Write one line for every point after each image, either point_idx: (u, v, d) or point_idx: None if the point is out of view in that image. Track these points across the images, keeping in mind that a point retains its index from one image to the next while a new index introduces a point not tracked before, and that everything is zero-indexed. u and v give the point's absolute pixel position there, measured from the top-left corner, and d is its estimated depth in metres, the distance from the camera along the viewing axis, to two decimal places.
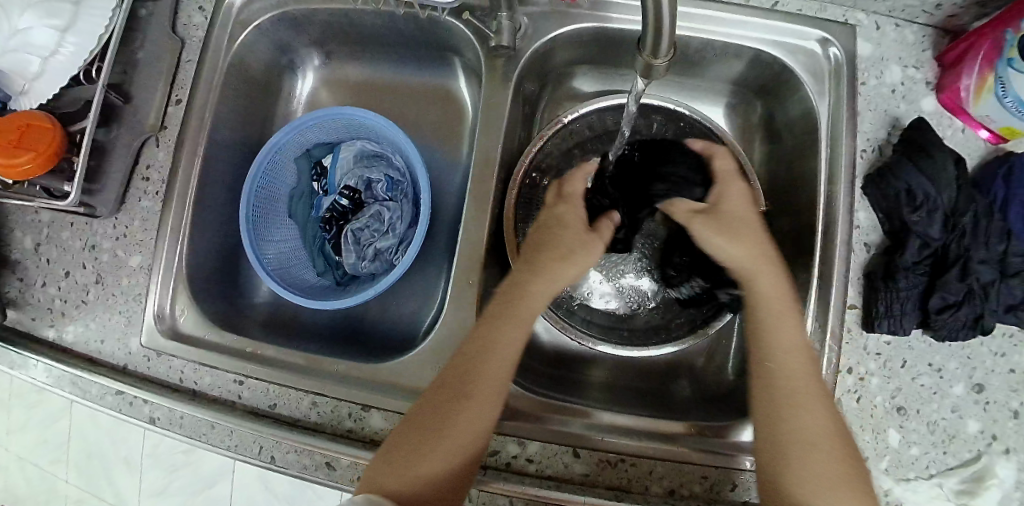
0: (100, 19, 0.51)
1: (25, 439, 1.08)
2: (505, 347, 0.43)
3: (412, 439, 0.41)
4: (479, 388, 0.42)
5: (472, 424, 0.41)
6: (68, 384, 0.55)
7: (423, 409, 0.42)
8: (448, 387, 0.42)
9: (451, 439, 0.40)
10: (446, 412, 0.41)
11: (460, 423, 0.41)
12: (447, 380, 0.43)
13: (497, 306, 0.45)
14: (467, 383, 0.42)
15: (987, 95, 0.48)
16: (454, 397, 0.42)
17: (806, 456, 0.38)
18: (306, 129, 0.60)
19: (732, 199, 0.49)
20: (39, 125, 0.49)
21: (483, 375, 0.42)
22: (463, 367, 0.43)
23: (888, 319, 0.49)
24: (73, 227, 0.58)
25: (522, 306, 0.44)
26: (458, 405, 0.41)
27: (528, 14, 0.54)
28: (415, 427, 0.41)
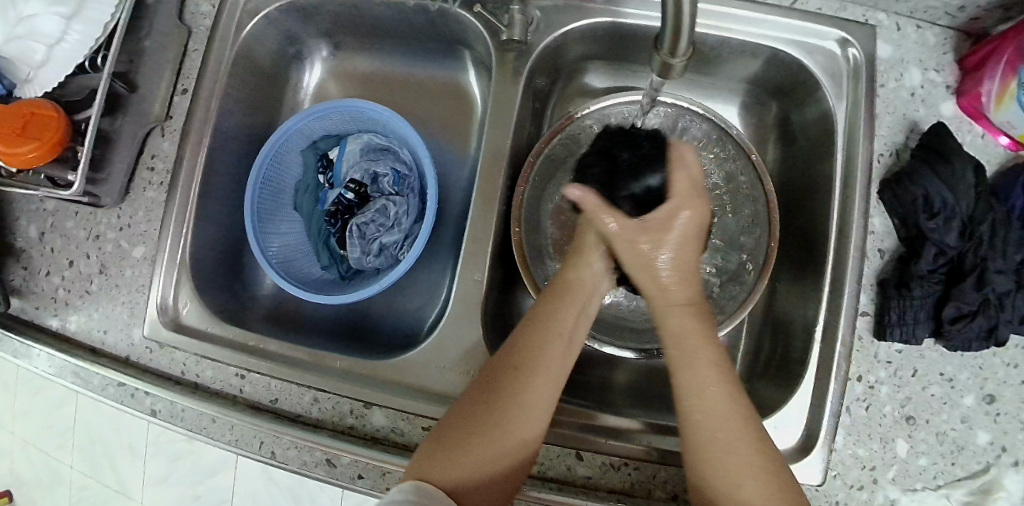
0: (105, 7, 0.50)
1: (31, 424, 1.09)
2: (561, 336, 0.42)
3: (459, 433, 0.38)
4: (534, 382, 0.39)
5: (524, 421, 0.39)
6: (71, 375, 0.54)
7: (470, 401, 0.40)
8: (498, 380, 0.40)
9: (502, 435, 0.38)
10: (495, 405, 0.39)
11: (514, 419, 0.38)
12: (498, 371, 0.40)
13: (549, 297, 0.44)
14: (521, 375, 0.39)
15: (1009, 102, 0.47)
16: (506, 388, 0.39)
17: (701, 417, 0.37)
18: (314, 121, 0.59)
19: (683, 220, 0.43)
20: (44, 113, 0.48)
21: (540, 368, 0.40)
22: (516, 357, 0.40)
23: (900, 327, 0.48)
24: (78, 216, 0.58)
25: (574, 292, 0.44)
26: (515, 401, 0.39)
27: (540, 7, 0.53)
28: (464, 421, 0.38)
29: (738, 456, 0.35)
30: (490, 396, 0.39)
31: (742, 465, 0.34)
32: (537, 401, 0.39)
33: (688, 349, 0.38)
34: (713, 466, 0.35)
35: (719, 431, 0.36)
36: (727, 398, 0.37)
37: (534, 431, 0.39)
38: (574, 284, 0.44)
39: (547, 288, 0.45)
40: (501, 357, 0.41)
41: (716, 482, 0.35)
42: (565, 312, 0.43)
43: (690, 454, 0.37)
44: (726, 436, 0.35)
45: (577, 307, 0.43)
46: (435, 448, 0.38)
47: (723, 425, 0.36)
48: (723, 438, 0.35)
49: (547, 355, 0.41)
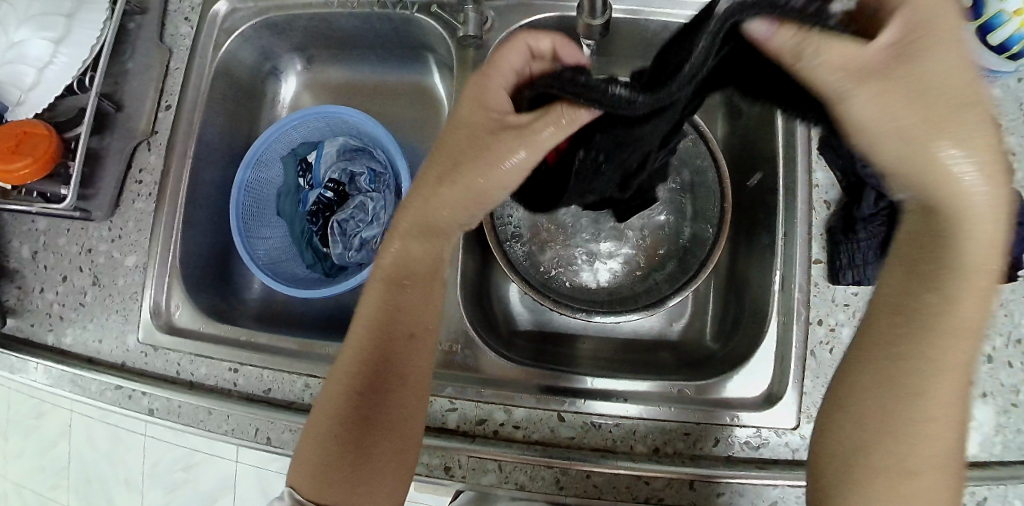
0: (92, 32, 0.54)
1: (26, 466, 1.09)
2: (413, 335, 0.45)
3: (349, 454, 0.42)
4: (400, 388, 0.43)
5: (399, 426, 0.43)
6: (68, 383, 0.56)
7: (339, 429, 0.42)
8: (368, 398, 0.43)
9: (388, 440, 0.43)
10: (369, 425, 0.43)
11: (389, 426, 0.43)
12: (367, 387, 0.43)
13: (392, 295, 0.45)
14: (388, 386, 0.43)
15: None
16: (374, 408, 0.43)
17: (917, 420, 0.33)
18: (290, 129, 0.62)
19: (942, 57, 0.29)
20: (36, 132, 0.52)
21: (404, 373, 0.44)
22: (377, 377, 0.43)
23: (851, 268, 0.51)
24: (70, 233, 0.61)
25: (422, 271, 0.45)
26: (384, 411, 0.43)
27: (494, 8, 0.57)
28: (344, 450, 0.42)
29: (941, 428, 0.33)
30: (364, 412, 0.43)
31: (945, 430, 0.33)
32: (404, 407, 0.44)
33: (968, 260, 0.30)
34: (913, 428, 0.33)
35: (942, 387, 0.32)
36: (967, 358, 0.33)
37: (409, 433, 0.44)
38: (421, 257, 0.45)
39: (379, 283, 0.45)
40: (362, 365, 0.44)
41: (923, 443, 0.33)
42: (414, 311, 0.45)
43: (883, 402, 0.34)
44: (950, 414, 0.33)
45: (423, 294, 0.45)
46: (330, 475, 0.42)
47: (941, 407, 0.33)
48: (942, 406, 0.33)
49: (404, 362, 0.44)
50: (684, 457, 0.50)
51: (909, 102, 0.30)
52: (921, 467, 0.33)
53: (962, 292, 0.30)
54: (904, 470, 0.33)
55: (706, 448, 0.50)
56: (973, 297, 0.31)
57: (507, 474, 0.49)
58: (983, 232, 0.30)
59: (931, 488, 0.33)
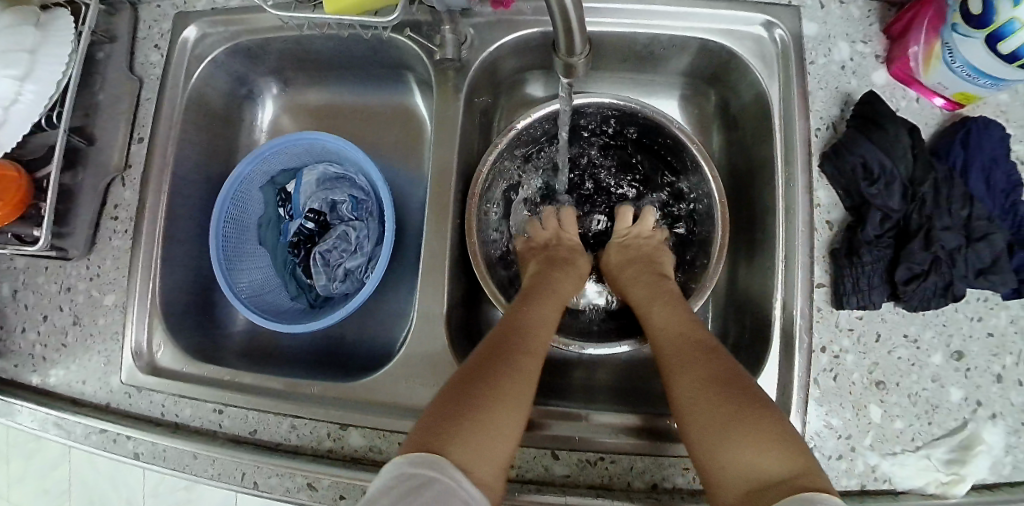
0: (58, 66, 0.52)
1: (27, 491, 1.08)
2: (537, 324, 0.47)
3: (471, 400, 0.37)
4: (525, 361, 0.42)
5: (517, 391, 0.40)
6: (53, 427, 0.55)
7: (455, 389, 0.39)
8: (490, 364, 0.41)
9: (511, 397, 0.39)
10: (489, 383, 0.39)
11: (512, 385, 0.40)
12: (492, 350, 0.43)
13: (529, 298, 0.50)
14: (511, 349, 0.43)
15: (936, 63, 0.49)
16: (499, 369, 0.40)
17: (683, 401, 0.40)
18: (268, 158, 0.60)
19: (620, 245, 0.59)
20: (4, 174, 0.50)
21: (529, 347, 0.44)
22: (504, 343, 0.44)
23: (855, 295, 0.49)
24: (49, 271, 0.59)
25: (552, 293, 0.52)
26: (508, 366, 0.41)
27: (474, 25, 0.55)
28: (458, 401, 0.37)
29: (693, 375, 0.41)
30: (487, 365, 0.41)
31: (698, 381, 0.40)
32: (527, 381, 0.41)
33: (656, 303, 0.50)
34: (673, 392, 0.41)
35: (672, 357, 0.44)
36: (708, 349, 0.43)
37: (523, 407, 0.39)
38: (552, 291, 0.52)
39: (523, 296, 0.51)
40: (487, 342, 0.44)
41: (680, 396, 0.40)
42: (536, 312, 0.48)
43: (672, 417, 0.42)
44: (703, 371, 0.41)
45: (552, 307, 0.50)
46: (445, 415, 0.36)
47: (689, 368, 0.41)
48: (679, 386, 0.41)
49: (530, 339, 0.45)
50: (684, 492, 0.48)
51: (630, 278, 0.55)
52: (699, 417, 0.38)
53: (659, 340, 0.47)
54: (706, 432, 0.37)
55: None
56: (655, 312, 0.49)
57: None
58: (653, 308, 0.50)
59: (703, 430, 0.37)
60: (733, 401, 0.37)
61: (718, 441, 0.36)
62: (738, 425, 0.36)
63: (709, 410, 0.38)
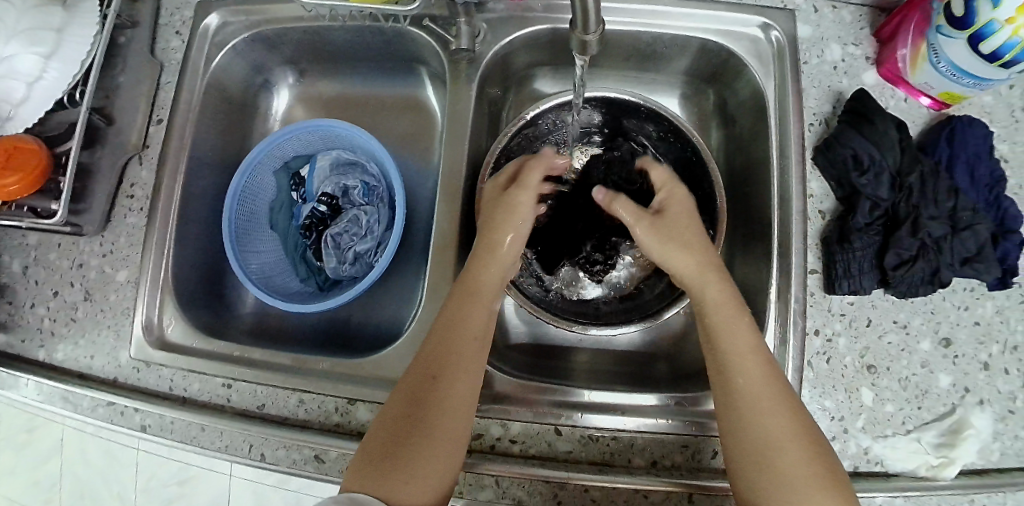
0: (82, 47, 0.54)
1: (19, 482, 1.07)
2: (466, 333, 0.46)
3: (392, 437, 0.41)
4: (447, 381, 0.43)
5: (445, 420, 0.42)
6: (60, 400, 0.55)
7: (386, 428, 0.42)
8: (413, 395, 0.43)
9: (435, 424, 0.41)
10: (418, 420, 0.41)
11: (436, 412, 0.42)
12: (418, 376, 0.44)
13: (451, 301, 0.48)
14: (436, 372, 0.44)
15: (922, 64, 0.51)
16: (420, 404, 0.42)
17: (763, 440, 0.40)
18: (283, 143, 0.62)
19: (673, 203, 0.54)
20: (26, 147, 0.52)
21: (451, 364, 0.44)
22: (429, 365, 0.44)
23: (847, 280, 0.51)
24: (61, 248, 0.60)
25: (481, 289, 0.49)
26: (433, 392, 0.43)
27: (486, 20, 0.57)
28: (386, 443, 0.41)
29: (780, 418, 0.41)
30: (414, 395, 0.43)
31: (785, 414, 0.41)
32: (456, 398, 0.43)
33: (707, 283, 0.48)
34: (751, 422, 0.41)
35: (754, 389, 0.42)
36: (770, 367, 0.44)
37: (451, 428, 0.42)
38: (482, 286, 0.49)
39: (450, 297, 0.48)
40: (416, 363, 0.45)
41: (764, 436, 0.40)
42: (468, 317, 0.47)
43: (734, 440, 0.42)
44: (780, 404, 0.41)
45: (479, 304, 0.48)
46: (372, 457, 0.40)
47: (761, 383, 0.42)
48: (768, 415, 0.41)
49: (455, 352, 0.45)
50: (683, 470, 0.49)
51: (681, 236, 0.51)
52: (786, 464, 0.39)
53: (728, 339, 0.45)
54: (781, 479, 0.38)
55: (703, 461, 0.49)
56: (734, 322, 0.46)
57: (503, 490, 0.48)
58: (713, 301, 0.47)
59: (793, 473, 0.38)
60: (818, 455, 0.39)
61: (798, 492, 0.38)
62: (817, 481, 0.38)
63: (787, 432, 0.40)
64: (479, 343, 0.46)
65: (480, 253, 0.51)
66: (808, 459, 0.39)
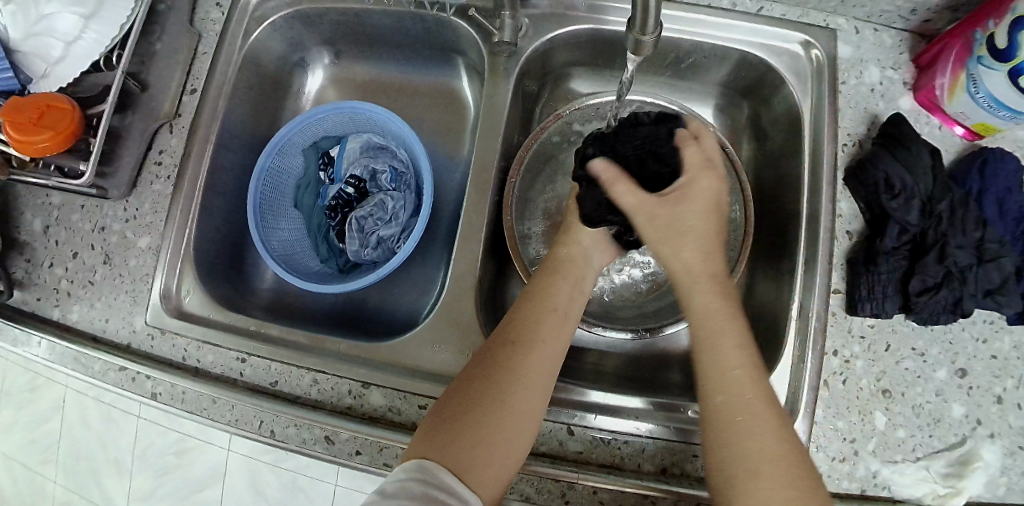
0: (123, 10, 0.54)
1: (15, 440, 1.07)
2: (547, 315, 0.46)
3: (464, 409, 0.40)
4: (531, 355, 0.43)
5: (521, 402, 0.41)
6: (72, 361, 0.55)
7: (458, 397, 0.41)
8: (490, 364, 0.43)
9: (512, 405, 0.41)
10: (492, 396, 0.41)
11: (513, 392, 0.41)
12: (497, 350, 0.44)
13: (536, 283, 0.49)
14: (518, 350, 0.43)
15: (960, 92, 0.51)
16: (500, 375, 0.42)
17: (746, 450, 0.36)
18: (314, 122, 0.62)
19: (699, 193, 0.44)
20: (59, 106, 0.51)
21: (532, 345, 0.44)
22: (508, 344, 0.44)
23: (870, 302, 0.51)
24: (84, 209, 0.60)
25: (564, 270, 0.50)
26: (514, 371, 0.42)
27: (529, 15, 0.57)
28: (456, 414, 0.40)
29: (756, 438, 0.36)
30: (491, 369, 0.43)
31: (782, 440, 0.37)
32: (536, 375, 0.43)
33: (697, 281, 0.42)
34: (723, 438, 0.37)
35: (732, 395, 0.38)
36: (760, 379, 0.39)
37: (528, 406, 0.42)
38: (563, 264, 0.51)
39: (537, 273, 0.51)
40: (495, 337, 0.45)
41: (742, 456, 0.36)
42: (553, 297, 0.48)
43: (710, 441, 0.39)
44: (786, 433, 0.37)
45: (565, 289, 0.49)
46: (443, 426, 0.40)
47: (739, 408, 0.38)
48: (743, 416, 0.37)
49: (539, 332, 0.45)
50: (691, 479, 0.49)
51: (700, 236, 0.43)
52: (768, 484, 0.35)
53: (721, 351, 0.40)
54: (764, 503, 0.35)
55: None
56: (725, 330, 0.40)
57: (512, 486, 0.48)
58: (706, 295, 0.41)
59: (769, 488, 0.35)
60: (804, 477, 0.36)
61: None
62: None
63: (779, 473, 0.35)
64: (561, 329, 0.46)
65: (560, 235, 0.53)
66: (791, 481, 0.35)
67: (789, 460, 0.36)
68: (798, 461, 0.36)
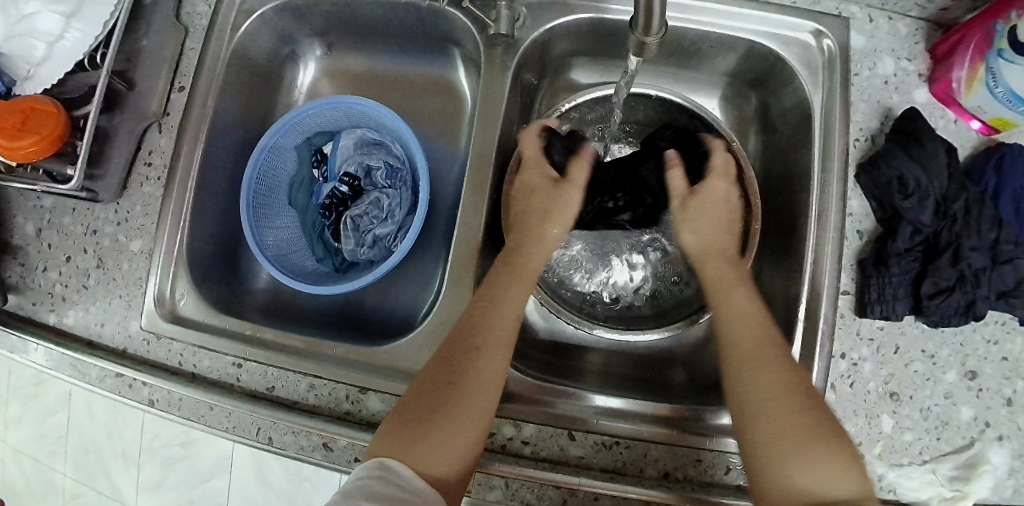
0: (106, 6, 0.51)
1: (22, 433, 1.08)
2: (507, 312, 0.45)
3: (423, 407, 0.40)
4: (485, 359, 0.42)
5: (476, 399, 0.40)
6: (68, 367, 0.55)
7: (419, 396, 0.41)
8: (447, 366, 0.42)
9: (468, 402, 0.40)
10: (450, 393, 0.40)
11: (470, 388, 0.40)
12: (453, 349, 0.43)
13: (497, 277, 0.48)
14: (474, 347, 0.42)
15: (978, 86, 0.49)
16: (455, 383, 0.40)
17: (760, 387, 0.40)
18: (306, 117, 0.60)
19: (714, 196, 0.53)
20: (44, 109, 0.49)
21: (488, 343, 0.43)
22: (465, 341, 0.43)
23: (880, 304, 0.50)
24: (76, 212, 0.59)
25: (526, 271, 0.49)
26: (469, 368, 0.41)
27: (527, 5, 0.55)
28: (415, 410, 0.40)
29: (766, 374, 0.40)
30: (447, 367, 0.42)
31: (783, 381, 0.40)
32: (491, 372, 0.42)
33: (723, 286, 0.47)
34: (742, 380, 0.41)
35: (742, 346, 0.43)
36: (766, 332, 0.43)
37: (483, 412, 0.40)
38: (526, 264, 0.49)
39: (497, 271, 0.48)
40: (452, 335, 0.44)
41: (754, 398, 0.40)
42: (510, 294, 0.46)
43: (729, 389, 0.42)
44: (783, 377, 0.40)
45: (522, 286, 0.47)
46: (399, 424, 0.39)
47: (749, 348, 0.42)
48: (756, 358, 0.41)
49: (496, 329, 0.44)
50: (695, 484, 0.48)
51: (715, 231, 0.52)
52: (778, 420, 0.38)
53: (729, 305, 0.45)
54: (777, 445, 0.37)
55: (717, 475, 0.48)
56: (729, 293, 0.46)
57: (512, 492, 0.48)
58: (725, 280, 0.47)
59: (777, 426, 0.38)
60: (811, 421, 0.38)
61: (794, 458, 0.36)
62: (807, 445, 0.36)
63: (790, 413, 0.38)
64: (512, 333, 0.44)
65: (526, 234, 0.51)
66: (805, 424, 0.38)
67: (801, 400, 0.39)
68: (811, 407, 0.39)
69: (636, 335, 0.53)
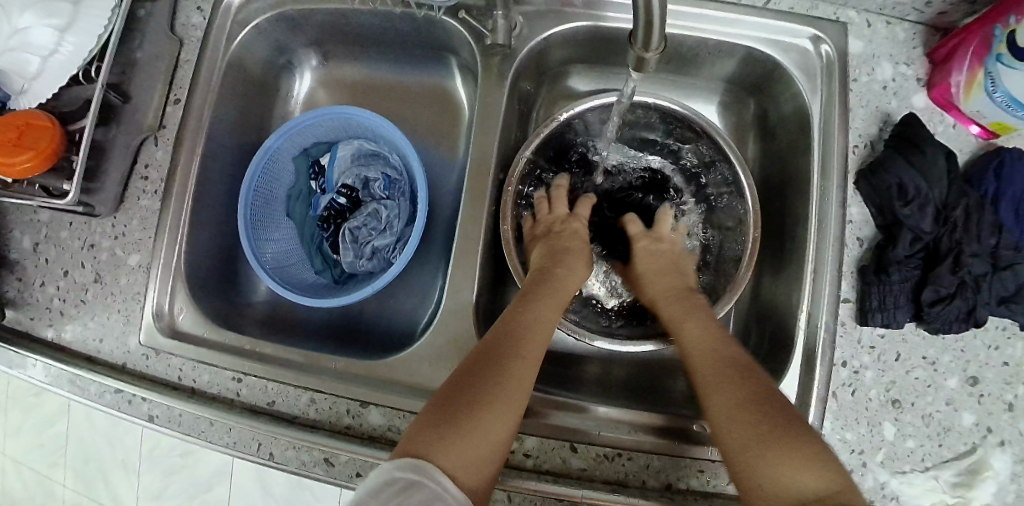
0: (100, 20, 0.51)
1: (23, 443, 1.08)
2: (539, 329, 0.47)
3: (459, 403, 0.40)
4: (521, 366, 0.43)
5: (512, 403, 0.41)
6: (67, 383, 0.54)
7: (453, 393, 0.41)
8: (484, 368, 0.42)
9: (504, 405, 0.40)
10: (486, 393, 0.40)
11: (507, 392, 0.41)
12: (489, 354, 0.43)
13: (530, 297, 0.50)
14: (511, 355, 0.44)
15: (977, 92, 0.49)
16: (492, 378, 0.41)
17: (717, 399, 0.42)
18: (303, 129, 0.60)
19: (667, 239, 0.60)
20: (39, 124, 0.49)
21: (523, 353, 0.44)
22: (500, 348, 0.44)
23: (881, 312, 0.50)
24: (73, 226, 0.58)
25: (555, 295, 0.51)
26: (506, 372, 0.42)
27: (523, 14, 0.55)
28: (450, 406, 0.39)
29: (722, 387, 0.42)
30: (482, 370, 0.42)
31: (731, 395, 0.41)
32: (525, 380, 0.43)
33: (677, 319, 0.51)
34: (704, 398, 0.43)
35: (701, 371, 0.45)
36: (727, 349, 0.46)
37: (513, 415, 0.41)
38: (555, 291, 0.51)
39: (526, 291, 0.51)
40: (486, 344, 0.45)
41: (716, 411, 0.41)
42: (542, 313, 0.48)
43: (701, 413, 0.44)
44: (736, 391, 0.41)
45: (553, 308, 0.50)
46: (434, 418, 0.39)
47: (703, 369, 0.45)
48: (710, 375, 0.44)
49: (530, 343, 0.45)
50: (698, 494, 0.48)
51: (670, 272, 0.57)
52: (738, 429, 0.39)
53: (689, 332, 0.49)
54: (749, 449, 0.38)
55: (720, 486, 0.48)
56: (684, 323, 0.50)
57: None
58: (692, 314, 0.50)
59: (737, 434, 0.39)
60: (771, 416, 0.39)
61: (765, 455, 0.37)
62: (772, 444, 0.37)
63: (745, 422, 0.39)
64: (543, 349, 0.46)
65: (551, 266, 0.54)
66: (768, 424, 0.38)
67: (761, 403, 0.40)
68: (773, 407, 0.40)
69: (631, 346, 0.53)
